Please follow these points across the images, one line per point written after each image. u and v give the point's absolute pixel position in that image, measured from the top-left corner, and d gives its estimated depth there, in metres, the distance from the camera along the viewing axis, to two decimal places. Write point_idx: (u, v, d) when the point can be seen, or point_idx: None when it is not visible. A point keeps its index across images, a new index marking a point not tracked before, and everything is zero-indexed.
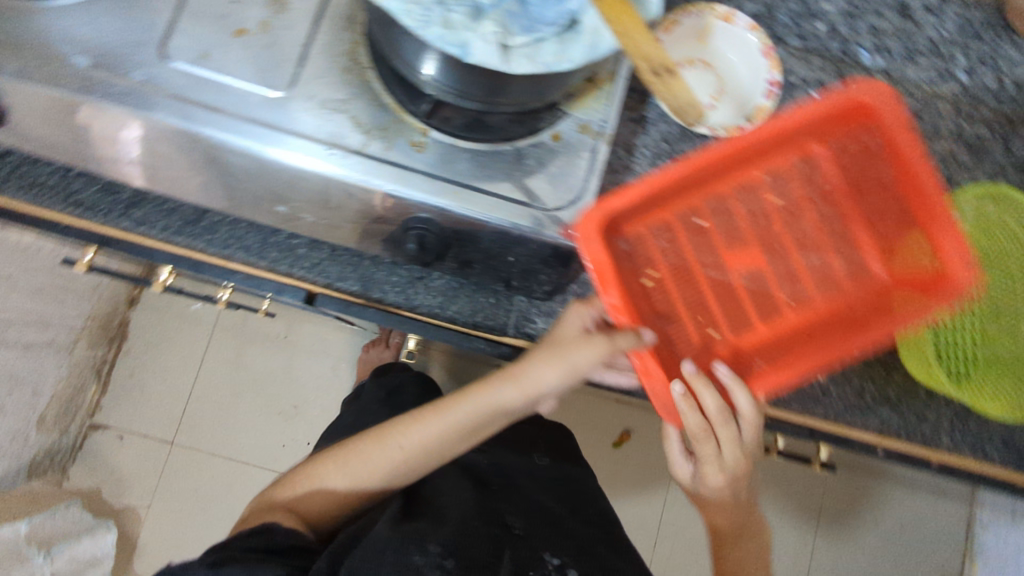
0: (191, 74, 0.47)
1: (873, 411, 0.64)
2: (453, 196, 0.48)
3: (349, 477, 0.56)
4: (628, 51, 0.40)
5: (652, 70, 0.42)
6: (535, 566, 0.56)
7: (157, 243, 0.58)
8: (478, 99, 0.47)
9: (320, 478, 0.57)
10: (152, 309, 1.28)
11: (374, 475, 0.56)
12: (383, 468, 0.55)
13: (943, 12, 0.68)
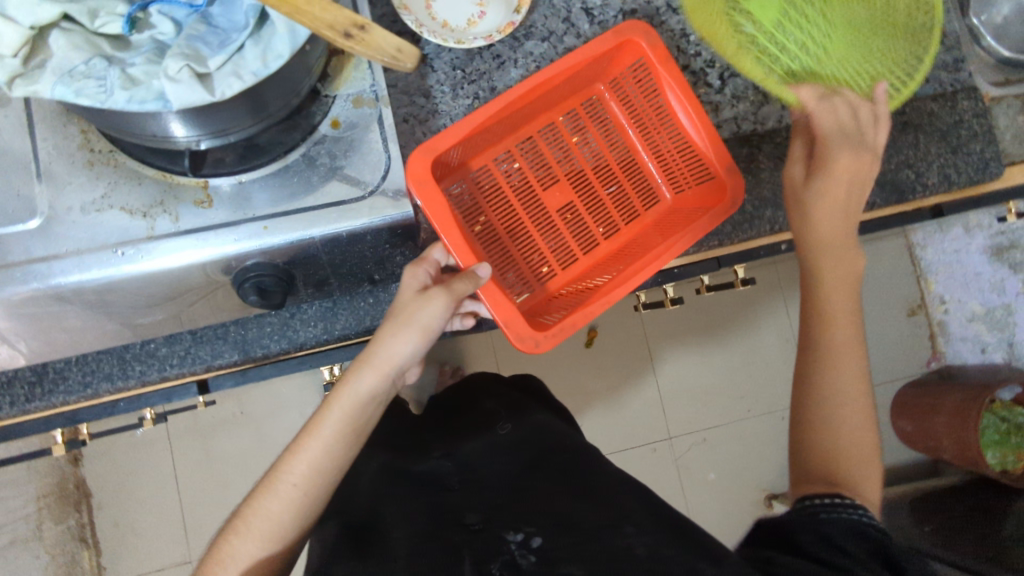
0: None
1: (760, 217, 0.63)
2: (263, 232, 0.46)
3: (266, 537, 0.47)
4: (305, 27, 0.36)
5: (342, 35, 0.36)
6: (498, 556, 0.49)
7: (19, 417, 0.54)
8: (234, 130, 0.44)
9: (232, 554, 0.47)
10: (99, 454, 1.16)
11: (290, 521, 0.48)
12: (293, 506, 0.48)
13: None
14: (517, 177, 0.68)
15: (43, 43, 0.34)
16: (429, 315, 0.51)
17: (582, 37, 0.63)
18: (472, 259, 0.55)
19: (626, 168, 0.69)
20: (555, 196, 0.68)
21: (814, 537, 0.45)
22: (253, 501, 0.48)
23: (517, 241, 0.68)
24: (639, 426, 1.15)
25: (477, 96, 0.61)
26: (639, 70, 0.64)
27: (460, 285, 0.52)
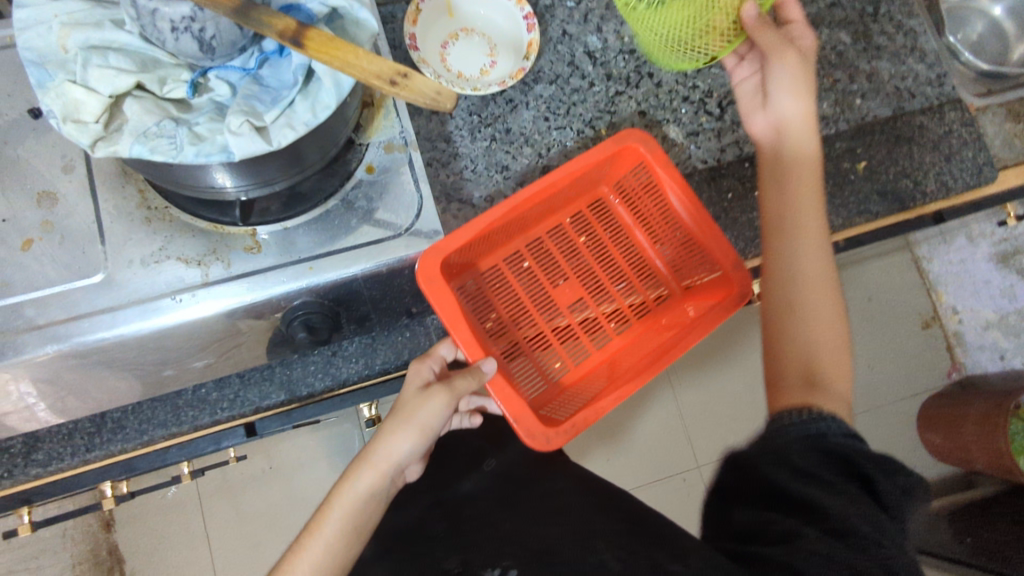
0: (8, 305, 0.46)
1: None
2: (309, 271, 0.49)
3: None
4: (356, 79, 0.39)
5: (388, 83, 0.39)
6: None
7: (76, 468, 0.56)
8: (280, 179, 0.48)
9: None
10: (128, 518, 1.16)
11: None
12: None
13: None
14: (528, 277, 0.71)
15: (117, 109, 0.38)
16: (429, 418, 0.53)
17: (587, 78, 0.68)
18: (479, 352, 0.56)
19: (630, 259, 0.72)
20: (563, 291, 0.71)
21: (787, 470, 0.43)
22: None
23: (523, 327, 0.70)
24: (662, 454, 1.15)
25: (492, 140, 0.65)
26: (643, 104, 0.68)
27: (461, 381, 0.54)
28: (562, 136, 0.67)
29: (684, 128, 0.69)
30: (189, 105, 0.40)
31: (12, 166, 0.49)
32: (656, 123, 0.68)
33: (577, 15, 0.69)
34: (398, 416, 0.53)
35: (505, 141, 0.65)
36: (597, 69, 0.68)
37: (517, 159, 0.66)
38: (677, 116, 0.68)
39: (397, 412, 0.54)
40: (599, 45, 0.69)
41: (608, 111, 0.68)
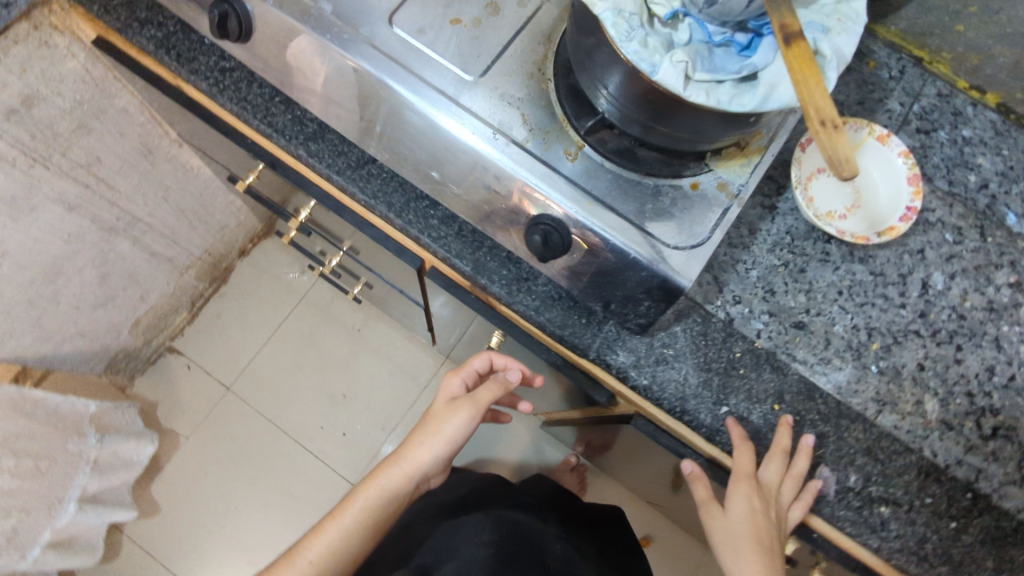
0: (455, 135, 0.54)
1: (891, 526, 0.59)
2: (585, 206, 0.53)
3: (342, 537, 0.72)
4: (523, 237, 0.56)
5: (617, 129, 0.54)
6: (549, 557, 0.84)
7: (386, 222, 0.64)
8: (643, 122, 0.51)
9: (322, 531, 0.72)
10: (305, 314, 1.40)
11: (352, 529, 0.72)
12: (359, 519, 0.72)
13: None
14: None
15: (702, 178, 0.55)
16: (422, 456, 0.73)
17: (930, 327, 0.64)
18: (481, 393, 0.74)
19: None
20: None
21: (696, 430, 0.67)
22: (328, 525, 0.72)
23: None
24: (247, 436, 1.33)
25: (1020, 283, 0.65)
26: (996, 367, 0.63)
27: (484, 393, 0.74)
28: (839, 315, 0.63)
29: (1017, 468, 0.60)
30: (657, 23, 0.45)
31: (484, 34, 0.56)
32: (1011, 394, 0.62)
33: (944, 249, 0.66)
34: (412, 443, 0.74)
35: (792, 275, 0.64)
36: (1005, 280, 0.65)
37: (787, 296, 0.63)
38: (989, 358, 0.63)
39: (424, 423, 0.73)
40: (1003, 300, 0.65)
41: (893, 336, 0.63)
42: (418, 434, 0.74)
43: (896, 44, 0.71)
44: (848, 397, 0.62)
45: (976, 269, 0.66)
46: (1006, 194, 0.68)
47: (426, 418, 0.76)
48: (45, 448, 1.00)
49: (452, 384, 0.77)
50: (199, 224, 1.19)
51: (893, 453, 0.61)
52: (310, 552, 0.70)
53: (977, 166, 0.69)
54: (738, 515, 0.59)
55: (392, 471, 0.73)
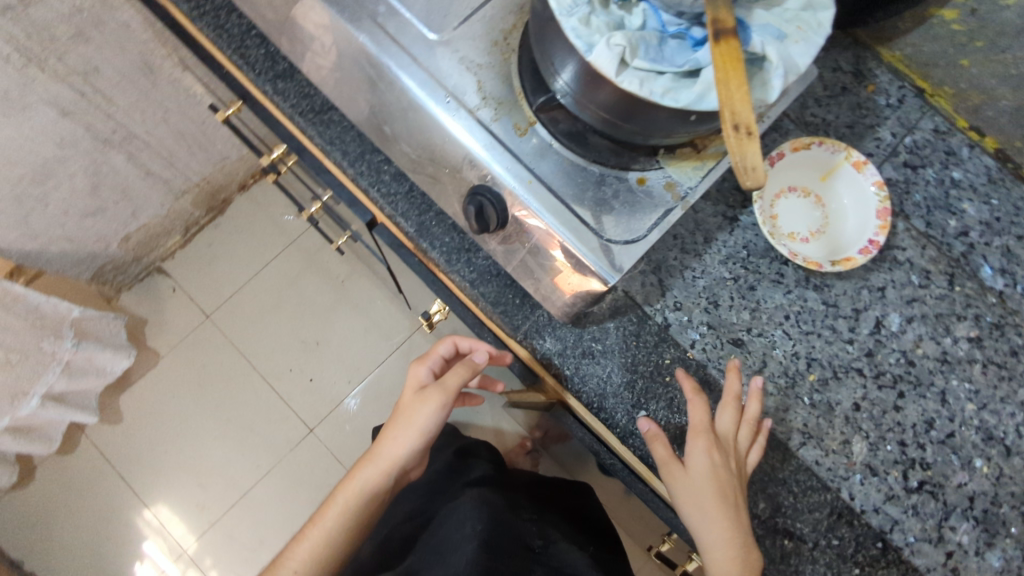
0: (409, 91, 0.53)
1: (791, 563, 0.57)
2: (525, 183, 0.52)
3: (320, 550, 0.63)
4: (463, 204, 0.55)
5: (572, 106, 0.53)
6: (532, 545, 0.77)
7: (341, 172, 0.64)
8: (591, 107, 0.49)
9: (298, 545, 0.63)
10: (294, 257, 1.43)
11: (331, 538, 0.63)
12: (335, 527, 0.63)
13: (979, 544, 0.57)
14: None
15: (650, 173, 0.53)
16: (396, 451, 0.63)
17: (874, 367, 0.61)
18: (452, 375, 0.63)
19: None
20: None
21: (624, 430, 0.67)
22: (303, 538, 0.64)
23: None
24: (217, 365, 1.38)
25: (980, 339, 0.62)
26: (934, 419, 0.60)
27: (449, 377, 0.63)
28: (781, 340, 0.61)
29: (934, 526, 0.58)
30: (608, 4, 0.43)
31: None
32: (945, 449, 0.59)
33: (907, 291, 0.63)
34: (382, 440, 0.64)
35: (740, 291, 0.62)
36: (966, 333, 0.62)
37: (730, 311, 0.62)
38: (930, 408, 0.60)
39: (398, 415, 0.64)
40: (959, 353, 0.62)
41: (834, 370, 0.61)
42: (392, 425, 0.64)
43: (900, 71, 0.69)
44: (775, 424, 0.60)
45: (936, 316, 0.63)
46: (985, 245, 0.65)
47: (398, 408, 0.66)
48: (18, 341, 1.02)
49: (418, 370, 0.66)
50: (199, 151, 1.21)
51: (810, 489, 0.58)
52: (294, 562, 0.62)
53: (960, 211, 0.66)
54: (698, 472, 0.53)
55: (369, 468, 0.64)
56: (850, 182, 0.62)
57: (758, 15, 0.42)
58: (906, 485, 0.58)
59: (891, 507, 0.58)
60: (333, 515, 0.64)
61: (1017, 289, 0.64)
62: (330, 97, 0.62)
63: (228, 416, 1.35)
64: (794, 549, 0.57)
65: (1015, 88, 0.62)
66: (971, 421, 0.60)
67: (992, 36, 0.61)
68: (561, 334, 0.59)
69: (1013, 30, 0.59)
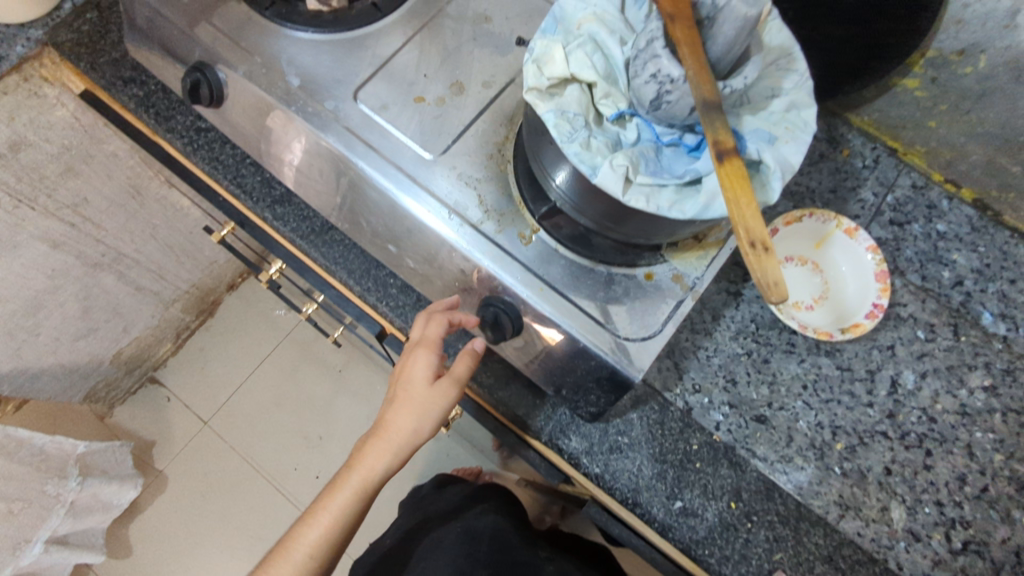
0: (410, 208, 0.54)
1: None
2: (537, 291, 0.53)
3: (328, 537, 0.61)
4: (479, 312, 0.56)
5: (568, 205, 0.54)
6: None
7: (347, 288, 0.65)
8: (594, 218, 0.51)
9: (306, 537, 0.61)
10: (290, 351, 1.42)
11: (336, 528, 0.61)
12: (341, 517, 0.61)
13: None
14: None
15: (656, 267, 0.55)
16: (404, 439, 0.60)
17: (898, 428, 0.62)
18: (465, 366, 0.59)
19: None
20: None
21: None
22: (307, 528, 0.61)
23: None
24: (218, 473, 1.34)
25: (995, 387, 0.63)
26: (967, 475, 0.60)
27: (462, 365, 0.59)
28: (802, 411, 0.62)
29: None
30: (603, 123, 0.44)
31: (448, 113, 0.56)
32: (983, 505, 0.59)
33: (915, 346, 0.64)
34: (388, 428, 0.60)
35: (755, 365, 0.63)
36: (980, 383, 0.63)
37: (748, 387, 0.62)
38: (960, 465, 0.60)
39: (407, 403, 0.59)
40: (978, 404, 0.62)
41: (860, 437, 0.61)
42: (399, 408, 0.60)
43: (871, 133, 0.72)
44: (810, 499, 0.60)
45: (948, 369, 0.64)
46: (982, 293, 0.67)
47: (402, 386, 0.60)
48: (20, 490, 0.98)
49: (428, 351, 0.58)
50: (188, 261, 1.21)
51: (855, 563, 0.58)
52: (303, 550, 0.61)
53: (951, 262, 0.68)
54: None
55: (374, 453, 0.60)
56: (844, 249, 0.65)
57: (747, 121, 0.44)
58: (950, 546, 0.58)
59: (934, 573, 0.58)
60: (340, 503, 0.61)
61: (1020, 334, 0.65)
62: (330, 218, 0.63)
63: (234, 525, 1.31)
64: None
65: (983, 145, 0.66)
66: (1002, 472, 0.60)
67: (954, 100, 0.65)
68: (587, 431, 0.60)
69: (976, 94, 0.63)
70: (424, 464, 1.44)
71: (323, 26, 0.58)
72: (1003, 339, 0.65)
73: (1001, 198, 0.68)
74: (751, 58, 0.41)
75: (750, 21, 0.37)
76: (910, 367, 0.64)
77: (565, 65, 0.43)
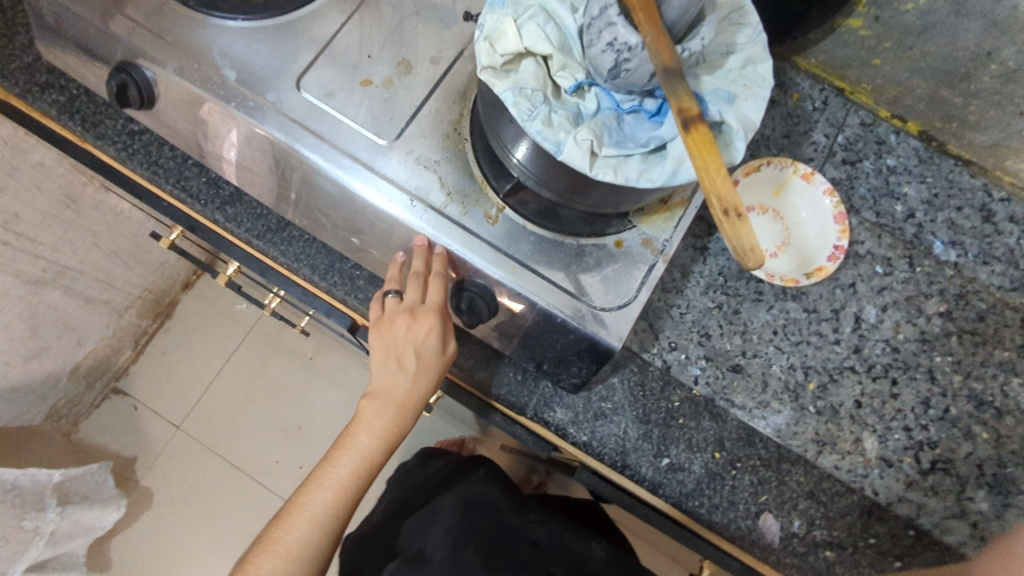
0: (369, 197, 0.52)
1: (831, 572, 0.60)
2: (510, 271, 0.52)
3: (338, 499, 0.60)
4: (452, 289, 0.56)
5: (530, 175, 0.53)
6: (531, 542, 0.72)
7: (313, 285, 0.63)
8: (557, 192, 0.50)
9: (315, 500, 0.60)
10: (257, 345, 1.38)
11: (347, 489, 0.60)
12: (352, 479, 0.60)
13: (994, 507, 0.61)
14: None
15: (625, 234, 0.55)
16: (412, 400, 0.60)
17: (864, 361, 0.65)
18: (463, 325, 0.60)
19: None
20: None
21: None
22: (314, 492, 0.60)
23: None
24: (199, 477, 1.32)
25: (950, 312, 0.66)
26: (930, 398, 0.64)
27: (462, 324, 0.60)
28: (775, 356, 0.64)
29: (952, 502, 0.61)
30: (562, 96, 0.43)
31: (397, 94, 0.54)
32: (946, 425, 0.63)
33: (875, 282, 0.67)
34: (398, 392, 0.60)
35: (726, 317, 0.64)
36: (937, 311, 0.66)
37: (722, 339, 0.64)
38: (923, 390, 0.64)
39: (416, 365, 0.59)
40: (936, 331, 0.66)
41: (830, 374, 0.64)
42: (408, 371, 0.59)
43: (819, 76, 0.73)
44: (788, 439, 0.62)
45: (907, 300, 0.66)
46: (932, 224, 0.69)
47: (406, 348, 0.59)
48: None
49: (434, 316, 0.57)
50: (136, 265, 1.15)
51: (835, 494, 0.61)
52: (315, 516, 0.60)
53: (902, 196, 0.70)
54: None
55: (386, 413, 0.60)
56: (803, 194, 0.66)
57: (706, 81, 0.43)
58: (918, 466, 0.62)
59: (904, 492, 0.62)
60: (350, 467, 0.60)
61: (970, 260, 0.68)
62: (287, 215, 0.61)
63: (222, 526, 1.30)
64: (831, 552, 0.60)
65: (927, 78, 0.67)
66: (961, 392, 0.64)
67: (898, 37, 0.65)
68: (571, 400, 0.61)
69: (918, 30, 0.64)
70: (408, 441, 1.45)
71: (253, 11, 0.54)
72: (954, 266, 0.68)
73: (946, 129, 0.70)
74: (706, 18, 0.40)
75: None
76: (871, 302, 0.66)
77: (518, 39, 0.42)
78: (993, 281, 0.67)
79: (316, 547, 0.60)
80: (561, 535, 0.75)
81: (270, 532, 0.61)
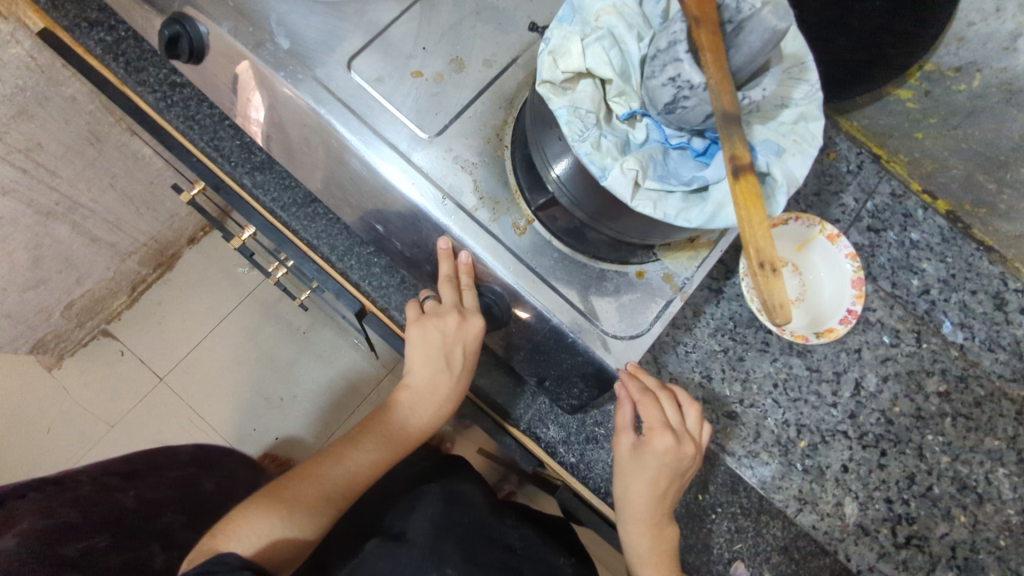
0: (400, 185, 0.52)
1: None
2: (529, 284, 0.52)
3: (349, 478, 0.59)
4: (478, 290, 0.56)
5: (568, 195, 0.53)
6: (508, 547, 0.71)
7: (329, 264, 0.63)
8: (588, 214, 0.50)
9: (331, 472, 0.59)
10: (252, 309, 1.38)
11: (366, 470, 0.60)
12: (375, 461, 0.61)
13: None
14: None
15: (646, 264, 0.55)
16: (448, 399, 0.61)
17: (857, 429, 0.65)
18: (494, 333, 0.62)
19: None
20: None
21: None
22: (331, 466, 0.59)
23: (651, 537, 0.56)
24: (172, 432, 1.29)
25: (949, 393, 0.66)
26: (914, 475, 0.64)
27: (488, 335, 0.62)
28: (771, 408, 0.65)
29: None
30: (613, 121, 0.44)
31: (445, 91, 0.54)
32: (927, 502, 0.63)
33: (880, 351, 0.67)
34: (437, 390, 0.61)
35: (730, 362, 0.65)
36: (935, 389, 0.66)
37: (722, 384, 0.65)
38: (911, 466, 0.64)
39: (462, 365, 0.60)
40: (932, 410, 0.66)
41: (822, 436, 0.64)
42: (453, 370, 0.60)
43: (857, 139, 0.74)
44: (771, 492, 0.63)
45: (909, 373, 0.67)
46: (945, 302, 0.69)
47: (454, 346, 0.58)
48: None
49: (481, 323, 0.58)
50: (147, 212, 1.14)
51: (809, 554, 0.61)
52: (329, 488, 0.59)
53: (920, 270, 0.70)
54: (655, 452, 0.54)
55: (426, 410, 0.62)
56: (825, 253, 0.67)
57: (757, 131, 0.44)
58: (893, 540, 0.62)
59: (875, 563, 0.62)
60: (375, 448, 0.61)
61: (976, 342, 0.68)
62: (315, 192, 0.61)
63: None
64: None
65: (965, 160, 0.67)
66: (947, 473, 0.64)
67: (944, 114, 0.66)
68: (565, 419, 0.61)
69: (963, 111, 0.64)
70: None
71: None
72: (961, 348, 0.68)
73: (972, 212, 0.71)
74: (770, 70, 0.41)
75: (777, 34, 0.36)
76: (876, 370, 0.66)
77: (581, 59, 0.42)
78: (995, 369, 0.67)
79: (321, 520, 0.57)
80: (533, 545, 0.75)
81: (272, 491, 0.58)
